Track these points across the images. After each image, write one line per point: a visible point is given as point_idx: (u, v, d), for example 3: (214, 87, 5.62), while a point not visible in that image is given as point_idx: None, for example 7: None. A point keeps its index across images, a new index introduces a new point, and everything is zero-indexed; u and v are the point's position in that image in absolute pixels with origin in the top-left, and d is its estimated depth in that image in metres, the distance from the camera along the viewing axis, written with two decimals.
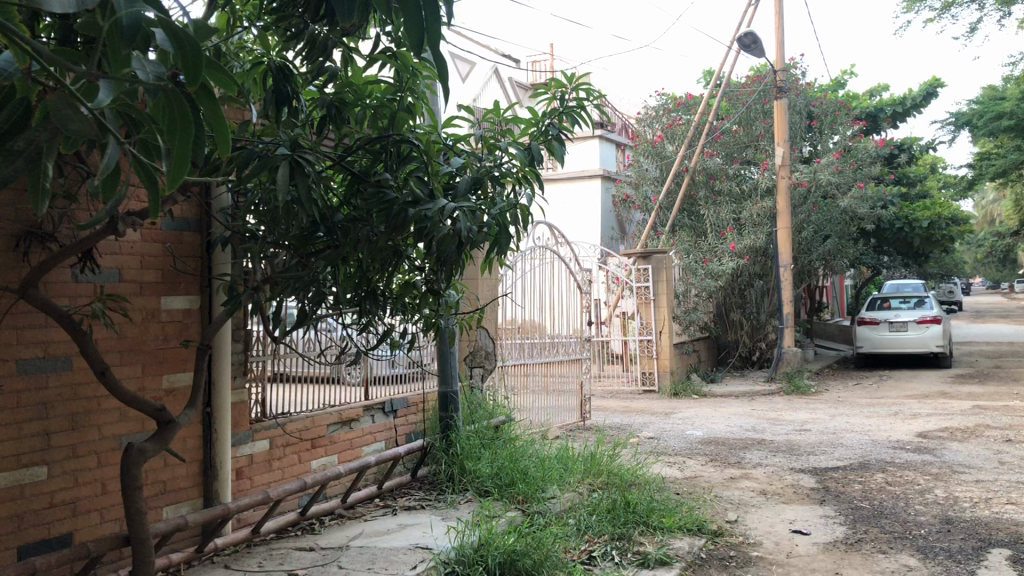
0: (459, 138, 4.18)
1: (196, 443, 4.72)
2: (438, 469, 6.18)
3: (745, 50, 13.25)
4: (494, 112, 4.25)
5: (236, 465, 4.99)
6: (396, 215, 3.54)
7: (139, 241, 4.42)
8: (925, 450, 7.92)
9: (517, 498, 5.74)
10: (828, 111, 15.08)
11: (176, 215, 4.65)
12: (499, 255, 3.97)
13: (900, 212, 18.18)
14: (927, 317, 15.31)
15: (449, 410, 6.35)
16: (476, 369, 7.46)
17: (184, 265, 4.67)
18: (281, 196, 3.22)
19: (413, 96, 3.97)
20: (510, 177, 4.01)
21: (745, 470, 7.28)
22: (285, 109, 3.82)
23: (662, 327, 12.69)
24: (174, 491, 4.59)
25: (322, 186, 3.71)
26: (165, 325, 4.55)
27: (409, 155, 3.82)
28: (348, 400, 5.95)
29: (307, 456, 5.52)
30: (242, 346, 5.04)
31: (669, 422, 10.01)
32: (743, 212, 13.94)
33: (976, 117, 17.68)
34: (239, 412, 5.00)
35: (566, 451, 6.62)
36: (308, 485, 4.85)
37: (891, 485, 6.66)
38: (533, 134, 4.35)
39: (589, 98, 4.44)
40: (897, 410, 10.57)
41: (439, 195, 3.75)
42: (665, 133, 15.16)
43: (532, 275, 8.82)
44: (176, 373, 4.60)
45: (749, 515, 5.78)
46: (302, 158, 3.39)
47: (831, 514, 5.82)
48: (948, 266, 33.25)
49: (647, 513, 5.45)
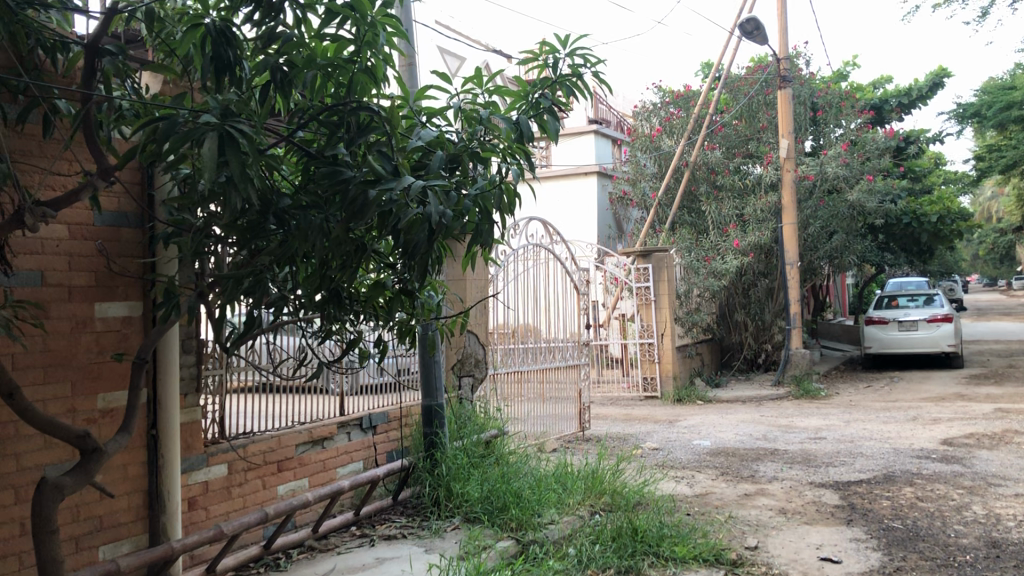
0: (435, 112, 3.51)
1: (139, 470, 4.11)
2: (422, 491, 5.55)
3: (747, 37, 12.68)
4: (477, 79, 3.60)
5: (188, 495, 4.37)
6: (353, 197, 2.87)
7: (67, 237, 3.82)
8: (954, 459, 7.35)
9: (511, 525, 5.10)
10: (833, 102, 14.66)
11: (110, 208, 4.02)
12: (482, 248, 3.36)
13: (908, 207, 17.67)
14: (937, 315, 14.74)
15: (434, 425, 5.72)
16: (465, 379, 6.90)
17: (122, 266, 4.05)
18: (207, 177, 2.57)
19: (375, 56, 3.22)
20: (494, 153, 3.41)
21: (759, 485, 6.66)
22: (227, 78, 3.18)
23: (664, 330, 12.08)
24: (112, 528, 3.97)
25: (267, 166, 3.07)
26: (100, 336, 3.94)
27: (371, 124, 3.15)
28: (320, 416, 5.34)
29: (273, 481, 4.90)
30: (194, 358, 4.43)
31: (673, 431, 9.39)
32: (747, 208, 13.32)
33: (984, 108, 17.08)
34: (191, 434, 4.39)
35: (565, 468, 6.02)
36: (269, 516, 4.22)
37: (922, 501, 6.05)
38: (521, 108, 3.74)
39: (585, 65, 3.77)
40: (916, 414, 9.98)
41: (407, 172, 3.12)
42: (663, 127, 14.65)
43: (526, 276, 8.16)
44: (114, 391, 3.98)
45: (770, 540, 5.18)
46: (236, 127, 2.73)
47: (862, 537, 5.21)
48: (946, 264, 32.56)
49: (658, 542, 4.86)
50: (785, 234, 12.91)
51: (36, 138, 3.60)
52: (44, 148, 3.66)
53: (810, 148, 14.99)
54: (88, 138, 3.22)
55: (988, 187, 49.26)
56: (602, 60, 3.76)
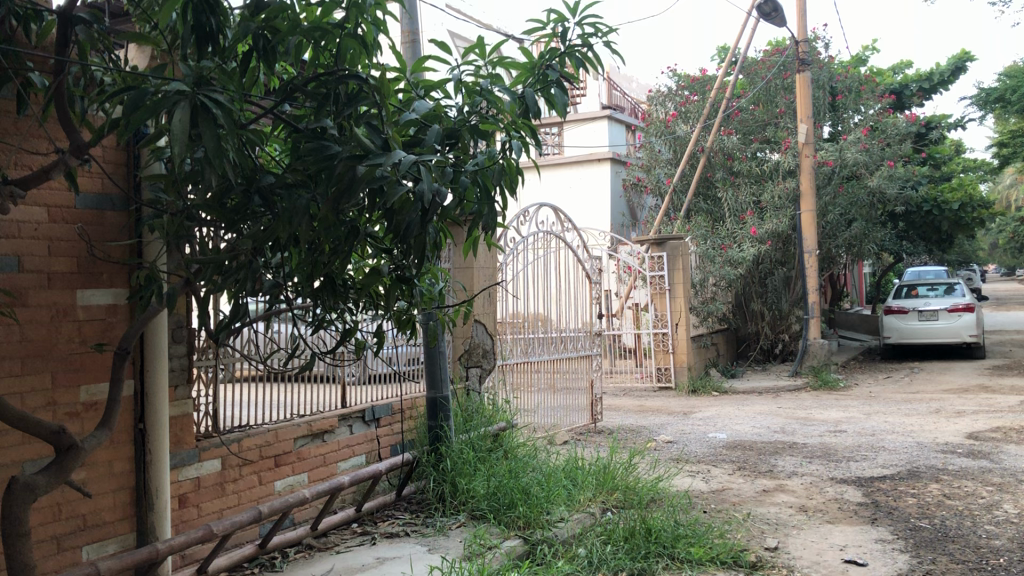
0: (432, 84, 3.26)
1: (126, 466, 3.91)
2: (426, 487, 5.31)
3: (765, 18, 12.32)
4: (479, 49, 3.33)
5: (178, 492, 4.16)
6: (339, 173, 2.65)
7: (45, 221, 3.61)
8: (981, 454, 7.06)
9: (518, 523, 4.84)
10: (852, 86, 14.24)
11: (91, 190, 3.80)
12: (483, 231, 3.10)
13: (929, 194, 17.25)
14: (959, 304, 14.35)
15: (439, 418, 5.49)
16: (472, 370, 6.61)
17: (105, 252, 3.84)
18: (176, 150, 2.34)
19: (367, 21, 2.96)
20: (496, 127, 3.17)
21: (778, 481, 6.40)
22: (211, 47, 2.91)
23: (679, 320, 11.78)
24: (96, 526, 3.78)
25: (248, 141, 2.84)
26: (82, 325, 3.74)
27: (361, 94, 2.90)
28: (320, 409, 5.13)
29: (269, 477, 4.69)
30: (185, 348, 4.22)
31: (687, 423, 9.13)
32: (764, 195, 13.01)
33: (1009, 92, 16.59)
34: (182, 427, 4.19)
35: (576, 463, 5.78)
36: (263, 514, 4.00)
37: (950, 499, 5.76)
38: (528, 81, 3.47)
39: (597, 33, 3.50)
40: (939, 407, 9.68)
41: (399, 147, 2.89)
42: (678, 112, 14.33)
43: (536, 263, 7.90)
44: (97, 383, 3.77)
45: (791, 541, 4.92)
46: (211, 96, 2.50)
47: (888, 538, 4.94)
48: (966, 252, 31.92)
49: (673, 543, 4.63)
50: (803, 221, 12.56)
51: (8, 115, 3.40)
52: (18, 127, 3.47)
53: (828, 134, 14.62)
54: (59, 113, 3.00)
55: (1008, 173, 48.42)
56: (614, 29, 3.50)
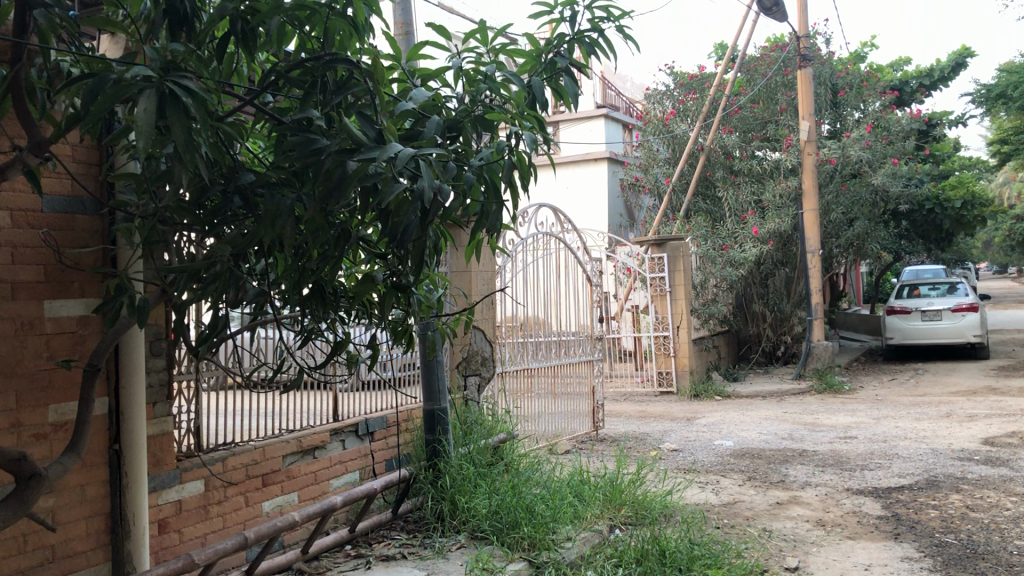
0: (430, 73, 2.97)
1: (99, 490, 3.60)
2: (423, 504, 5.01)
3: (766, 13, 12.06)
4: (481, 35, 3.04)
5: (159, 517, 3.86)
6: (328, 169, 2.36)
7: (8, 226, 3.30)
8: (999, 461, 6.80)
9: (523, 544, 4.55)
10: (853, 82, 14.04)
11: (57, 191, 3.48)
12: (489, 233, 2.79)
13: (930, 193, 17.02)
14: (963, 304, 14.11)
15: (437, 432, 5.18)
16: (470, 378, 6.31)
17: (76, 259, 3.54)
18: (140, 143, 2.04)
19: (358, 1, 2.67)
20: (503, 117, 2.89)
21: (791, 493, 6.12)
22: (186, 32, 2.60)
23: (680, 322, 11.50)
24: (67, 558, 3.47)
25: (226, 135, 2.55)
26: (51, 339, 3.44)
27: (351, 80, 2.62)
28: (311, 423, 4.82)
29: (256, 497, 4.39)
30: (165, 362, 3.93)
31: (692, 430, 8.85)
32: (765, 194, 12.77)
33: (1010, 88, 16.33)
34: (162, 448, 3.89)
35: (581, 477, 5.49)
36: (249, 540, 3.65)
37: (974, 511, 5.49)
38: (536, 70, 3.19)
39: (609, 18, 3.21)
40: (949, 410, 9.42)
41: (395, 139, 2.60)
42: (676, 110, 14.06)
43: (535, 266, 7.62)
44: (67, 401, 3.47)
45: (812, 560, 4.65)
46: (181, 84, 2.20)
47: (914, 556, 4.66)
48: (964, 251, 31.76)
49: (688, 564, 4.35)
50: (805, 220, 12.33)
51: None
52: None
53: (829, 131, 14.38)
54: (17, 107, 2.69)
55: (1003, 170, 48.39)
56: (628, 13, 3.22)
